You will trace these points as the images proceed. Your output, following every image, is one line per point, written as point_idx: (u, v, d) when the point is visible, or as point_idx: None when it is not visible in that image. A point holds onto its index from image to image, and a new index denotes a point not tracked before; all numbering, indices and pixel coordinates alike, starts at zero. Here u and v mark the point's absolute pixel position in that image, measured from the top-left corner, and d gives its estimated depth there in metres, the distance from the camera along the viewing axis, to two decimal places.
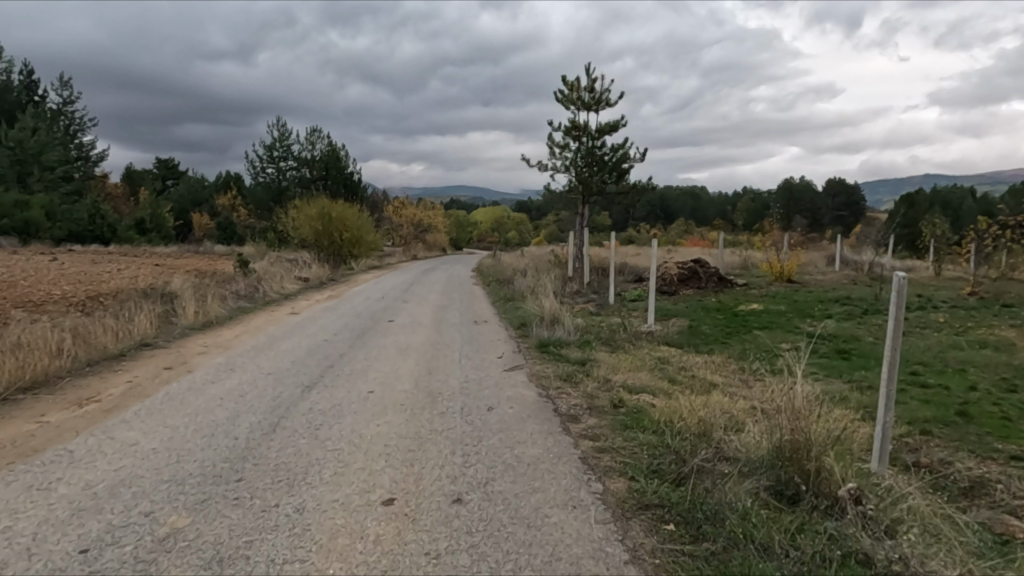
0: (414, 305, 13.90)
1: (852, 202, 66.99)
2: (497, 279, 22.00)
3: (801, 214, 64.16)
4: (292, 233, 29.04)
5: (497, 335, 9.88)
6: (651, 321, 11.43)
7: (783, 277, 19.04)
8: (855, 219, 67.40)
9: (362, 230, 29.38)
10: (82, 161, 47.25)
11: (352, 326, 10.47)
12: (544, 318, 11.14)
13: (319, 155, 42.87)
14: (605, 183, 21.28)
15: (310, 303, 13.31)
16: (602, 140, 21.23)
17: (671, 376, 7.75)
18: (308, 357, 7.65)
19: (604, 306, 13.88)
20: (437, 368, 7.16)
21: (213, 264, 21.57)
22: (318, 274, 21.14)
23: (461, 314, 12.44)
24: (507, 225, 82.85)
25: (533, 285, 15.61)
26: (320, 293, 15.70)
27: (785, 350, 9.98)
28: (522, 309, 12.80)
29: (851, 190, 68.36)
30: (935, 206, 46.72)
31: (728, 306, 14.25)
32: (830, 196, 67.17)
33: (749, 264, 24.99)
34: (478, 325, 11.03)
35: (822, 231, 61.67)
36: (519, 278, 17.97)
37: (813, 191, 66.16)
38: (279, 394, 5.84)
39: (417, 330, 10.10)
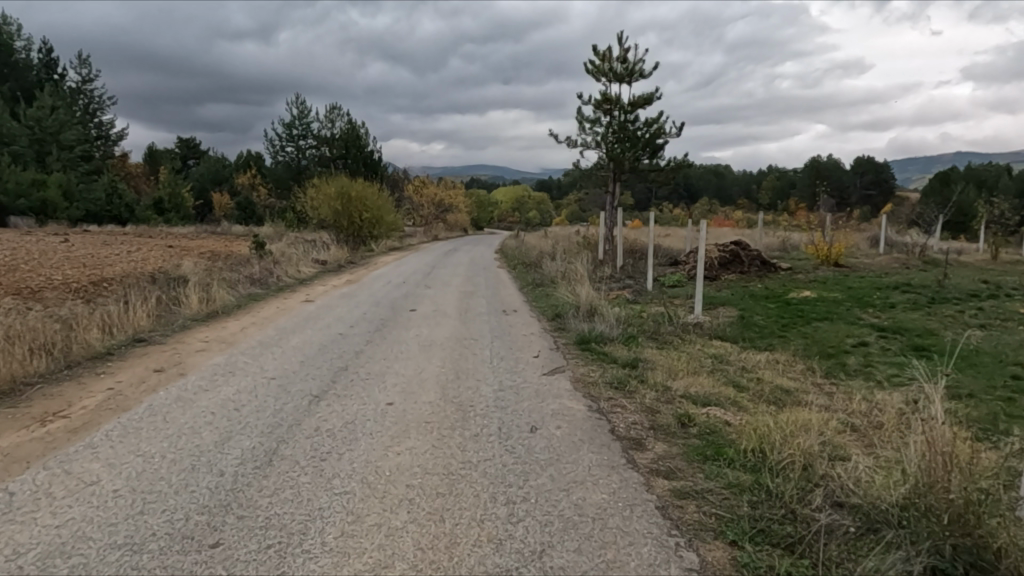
0: (437, 291, 12.97)
1: (883, 181, 64.96)
2: (523, 261, 21.02)
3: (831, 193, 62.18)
4: (310, 214, 28.28)
5: (531, 328, 8.91)
6: (698, 312, 10.35)
7: (830, 261, 17.78)
8: (885, 198, 65.37)
9: (382, 210, 28.49)
10: (102, 141, 46.93)
11: (370, 316, 9.56)
12: (580, 308, 10.14)
13: (339, 133, 42.04)
14: (638, 159, 20.09)
15: (325, 289, 12.45)
16: (635, 114, 19.98)
17: (735, 382, 6.71)
18: (320, 356, 6.74)
19: (642, 293, 12.82)
20: (466, 372, 6.22)
21: (229, 246, 20.84)
22: (338, 256, 20.32)
23: (488, 302, 11.49)
24: (528, 205, 81.71)
25: (563, 269, 14.58)
26: (338, 278, 14.85)
27: (854, 347, 8.86)
28: (554, 296, 11.80)
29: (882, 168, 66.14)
30: (971, 184, 44.96)
31: (777, 293, 13.09)
32: (860, 174, 65.05)
33: (789, 246, 23.65)
34: (509, 315, 10.07)
35: (850, 210, 59.88)
36: (547, 262, 16.94)
37: (842, 170, 64.16)
38: (280, 407, 4.92)
39: (442, 322, 9.17)
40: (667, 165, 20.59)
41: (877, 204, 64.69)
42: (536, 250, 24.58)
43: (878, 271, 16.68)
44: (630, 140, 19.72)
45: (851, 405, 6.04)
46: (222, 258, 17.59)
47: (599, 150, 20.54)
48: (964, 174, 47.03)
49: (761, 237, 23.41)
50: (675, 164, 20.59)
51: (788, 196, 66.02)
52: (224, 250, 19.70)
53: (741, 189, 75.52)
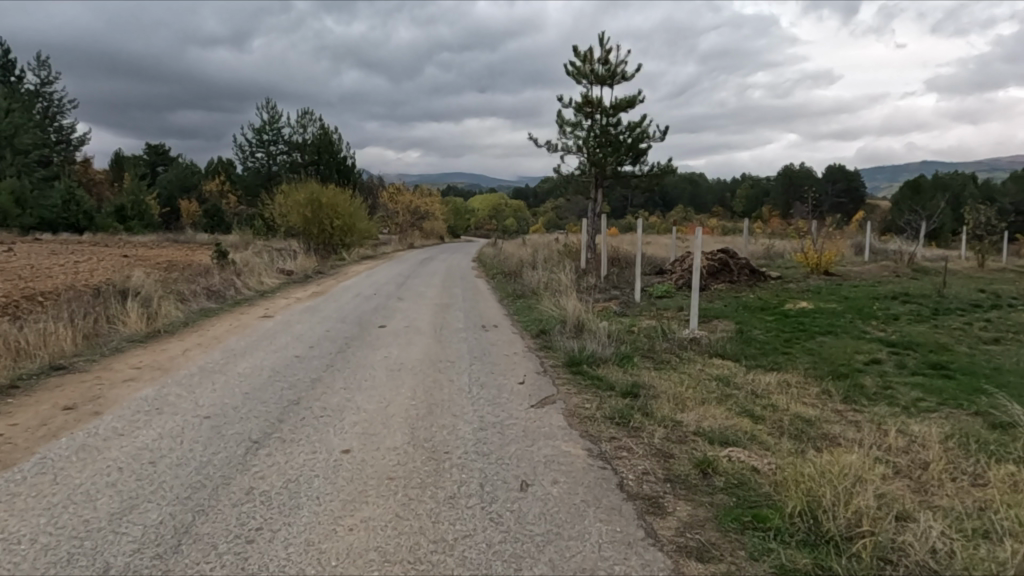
0: (411, 304, 12.03)
1: (854, 189, 65.63)
2: (501, 271, 20.15)
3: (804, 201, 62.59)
4: (279, 221, 27.09)
5: (515, 347, 8.05)
6: (694, 326, 9.56)
7: (820, 269, 17.18)
8: (856, 205, 66.05)
9: (354, 217, 27.45)
10: (62, 146, 45.05)
11: (335, 334, 8.58)
12: (567, 323, 9.28)
13: (311, 139, 40.91)
14: (621, 165, 19.38)
15: (288, 303, 11.41)
16: (617, 117, 19.26)
17: (749, 410, 5.89)
18: (270, 386, 5.77)
19: (631, 305, 12.02)
20: (441, 405, 5.30)
21: (189, 255, 19.60)
22: (307, 266, 19.27)
23: (466, 316, 10.59)
24: (505, 212, 80.99)
25: (546, 279, 13.74)
26: (304, 289, 13.80)
27: (866, 365, 8.13)
28: (538, 309, 10.93)
29: (853, 177, 66.82)
30: (940, 192, 45.46)
31: (772, 304, 12.39)
32: (832, 183, 65.57)
33: (774, 254, 23.12)
34: (488, 332, 9.16)
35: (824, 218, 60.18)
36: (528, 271, 16.09)
37: (814, 178, 64.64)
38: (207, 459, 3.95)
39: (415, 341, 8.24)
40: (651, 171, 19.92)
41: (848, 211, 65.37)
42: (515, 258, 23.74)
43: (870, 280, 16.11)
44: (613, 145, 18.99)
45: (886, 440, 5.25)
46: (181, 268, 16.48)
47: (580, 155, 19.79)
48: (934, 181, 47.51)
49: (746, 245, 22.84)
50: (658, 170, 19.93)
51: (762, 204, 66.33)
52: (185, 259, 18.54)
53: (715, 197, 75.76)
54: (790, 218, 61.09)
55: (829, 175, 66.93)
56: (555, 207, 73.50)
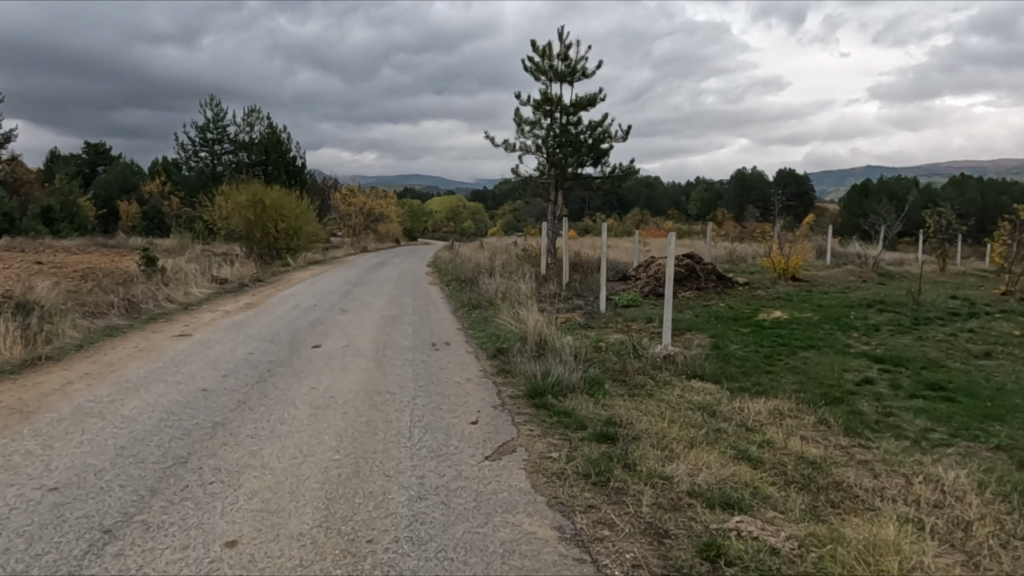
0: (355, 318, 10.86)
1: (804, 194, 66.77)
2: (456, 276, 19.08)
3: (756, 205, 63.32)
4: (219, 224, 25.41)
5: (469, 370, 7.00)
6: (667, 341, 8.68)
7: (787, 274, 16.61)
8: (805, 208, 67.33)
9: (300, 220, 25.98)
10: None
11: (259, 356, 7.38)
12: (527, 341, 8.28)
13: (257, 137, 39.07)
14: (582, 166, 18.50)
15: (213, 318, 10.12)
16: (578, 116, 18.38)
17: (744, 452, 4.95)
18: (156, 436, 4.57)
19: (596, 317, 11.11)
20: (372, 461, 4.20)
21: (115, 261, 17.93)
22: (246, 273, 17.90)
23: (415, 332, 9.49)
24: (462, 215, 79.91)
25: (504, 288, 12.72)
26: (237, 300, 12.46)
27: (859, 386, 7.32)
28: (495, 323, 9.90)
29: (804, 181, 67.87)
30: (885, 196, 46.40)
31: (743, 314, 11.64)
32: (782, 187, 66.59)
33: (737, 258, 22.60)
34: (438, 351, 8.08)
35: (777, 222, 60.82)
36: (485, 278, 15.04)
37: (766, 182, 65.42)
38: (25, 568, 2.81)
39: (353, 365, 7.09)
40: (613, 173, 19.09)
41: (797, 214, 66.61)
42: (471, 263, 22.68)
43: (839, 285, 15.59)
44: (573, 145, 18.09)
45: (913, 493, 4.36)
46: (100, 276, 14.96)
47: (539, 155, 18.85)
48: (881, 184, 48.42)
49: (708, 248, 22.25)
50: (621, 172, 19.11)
51: (715, 207, 66.93)
52: (109, 266, 16.97)
53: (670, 200, 76.19)
54: (744, 221, 61.59)
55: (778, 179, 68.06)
56: (512, 209, 72.79)
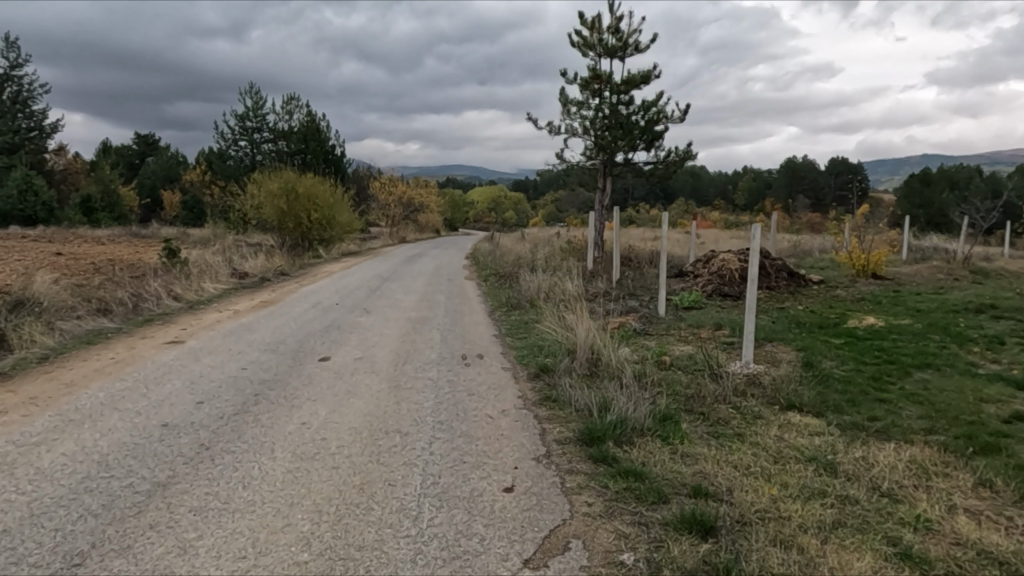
0: (378, 320, 9.57)
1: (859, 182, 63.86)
2: (494, 270, 17.70)
3: (805, 194, 60.58)
4: (252, 214, 24.62)
5: (505, 398, 5.57)
6: (748, 357, 7.09)
7: (867, 272, 14.79)
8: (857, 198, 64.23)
9: (334, 209, 24.96)
10: (34, 134, 42.72)
11: (252, 373, 6.10)
12: (575, 356, 6.83)
13: (296, 125, 38.41)
14: (633, 150, 16.84)
15: (216, 320, 8.96)
16: (629, 95, 16.71)
17: (901, 545, 3.39)
18: (63, 508, 3.27)
19: (655, 324, 9.60)
20: (352, 568, 2.81)
21: (138, 252, 17.14)
22: (273, 265, 16.92)
23: (443, 340, 8.11)
24: (503, 205, 78.57)
25: (548, 286, 11.28)
26: (252, 297, 11.34)
27: (1009, 424, 5.64)
28: (538, 328, 8.47)
29: (858, 169, 64.64)
30: (946, 185, 43.40)
31: (829, 320, 9.95)
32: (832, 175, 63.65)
33: (803, 252, 20.68)
34: (468, 368, 6.67)
35: (831, 212, 57.79)
36: (527, 274, 13.62)
37: (818, 170, 62.39)
38: None
39: (363, 388, 5.75)
40: (667, 157, 17.35)
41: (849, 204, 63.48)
42: (512, 256, 21.27)
43: (930, 284, 13.68)
44: (624, 126, 16.44)
45: None
46: (117, 269, 14.10)
47: (586, 137, 17.29)
48: (942, 172, 45.45)
49: (771, 241, 20.35)
50: (676, 156, 17.36)
51: (763, 197, 64.10)
52: (132, 257, 16.17)
53: (716, 189, 73.44)
54: (795, 211, 58.78)
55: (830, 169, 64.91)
56: (554, 200, 71.20)
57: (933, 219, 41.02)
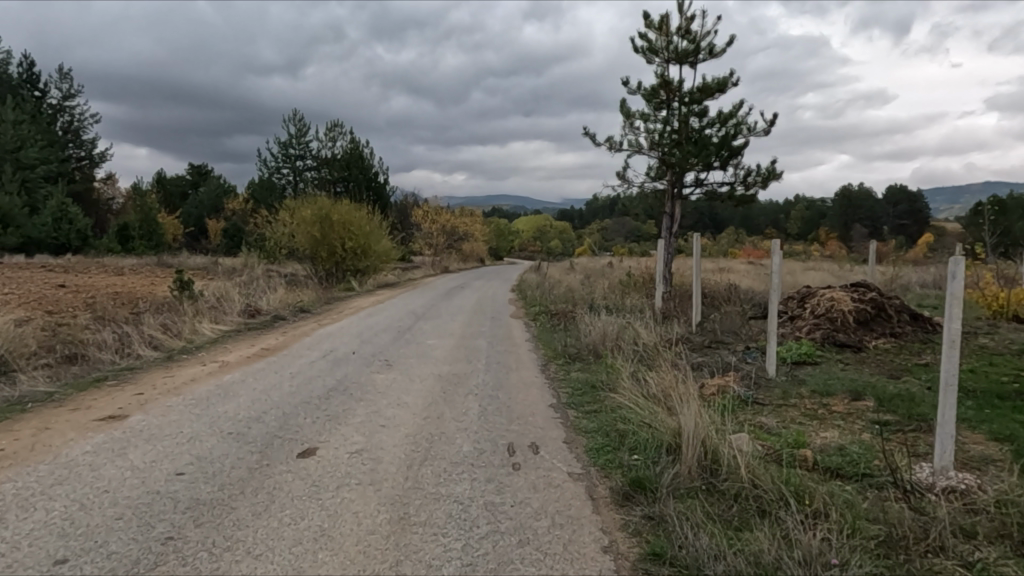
0: (399, 379, 7.37)
1: (920, 212, 60.33)
2: (546, 306, 15.46)
3: (863, 224, 57.32)
4: (284, 243, 23.10)
5: (585, 556, 3.27)
6: (948, 460, 4.61)
7: (1006, 315, 12.04)
8: (919, 228, 60.39)
9: (370, 237, 23.17)
10: (84, 163, 42.94)
11: (184, 487, 3.95)
12: (681, 459, 4.50)
13: (339, 153, 37.33)
14: (708, 169, 14.50)
15: (187, 381, 6.90)
16: (702, 105, 14.42)
17: None
18: None
19: (768, 395, 7.16)
20: None
21: (150, 284, 15.55)
22: (298, 299, 15.11)
23: (482, 416, 5.84)
24: (548, 234, 76.56)
25: (617, 333, 8.98)
26: (252, 343, 9.36)
27: None
28: (615, 400, 6.17)
29: (919, 197, 61.06)
30: None
31: (1007, 384, 7.35)
32: (891, 204, 60.28)
33: (902, 288, 17.85)
34: (519, 474, 4.37)
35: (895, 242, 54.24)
36: (586, 315, 11.36)
37: (876, 199, 59.05)
38: None
39: (347, 523, 3.53)
40: (747, 176, 14.89)
41: (912, 234, 59.41)
42: (564, 290, 18.99)
43: None
44: (698, 141, 14.16)
45: None
46: (118, 306, 12.42)
47: (653, 155, 15.08)
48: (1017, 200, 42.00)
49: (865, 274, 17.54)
50: (758, 175, 14.89)
51: (818, 226, 60.55)
52: (142, 291, 14.59)
53: (768, 219, 69.96)
54: (854, 242, 55.45)
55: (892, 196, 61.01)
56: (600, 229, 69.10)
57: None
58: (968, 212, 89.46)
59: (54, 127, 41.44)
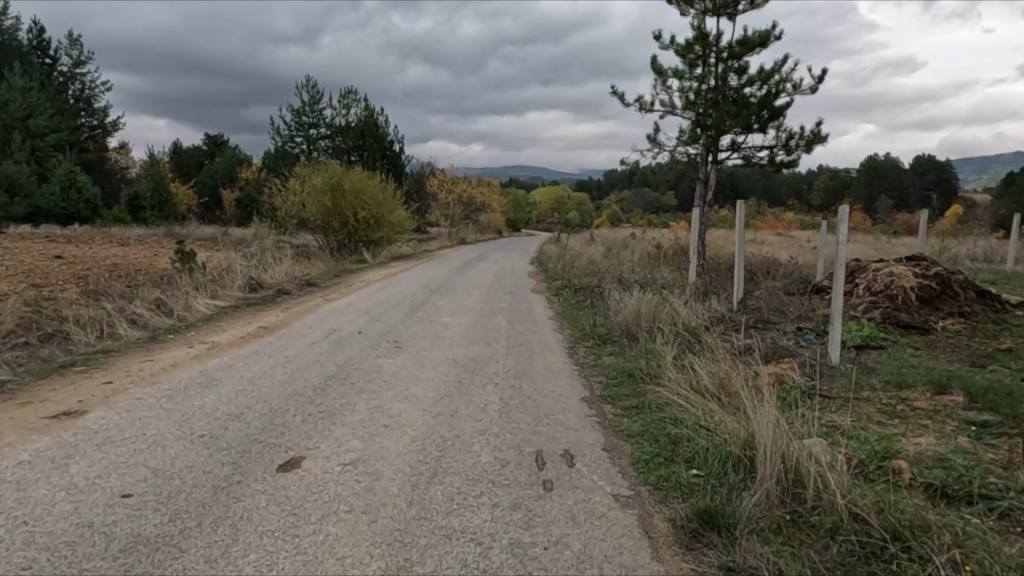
0: (408, 364, 6.48)
1: (946, 181, 58.42)
2: (569, 280, 14.49)
3: (887, 195, 55.58)
4: (294, 212, 22.27)
5: None
6: None
7: None
8: (947, 199, 58.44)
9: (384, 207, 22.23)
10: (96, 131, 42.31)
11: (127, 517, 3.09)
12: (756, 480, 3.59)
13: (353, 120, 36.28)
14: (748, 131, 13.33)
15: (169, 365, 6.08)
16: (742, 61, 13.17)
17: None
18: None
19: (834, 387, 6.18)
20: None
21: (152, 255, 14.83)
22: (306, 272, 14.29)
23: (503, 413, 4.95)
24: (566, 204, 75.11)
25: (653, 312, 8.04)
26: (250, 321, 8.53)
27: None
28: (660, 394, 5.26)
29: (947, 167, 59.00)
30: None
31: None
32: (917, 174, 58.35)
33: (949, 262, 16.63)
34: (552, 498, 3.47)
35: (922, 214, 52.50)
36: (615, 290, 10.39)
37: (902, 169, 57.11)
38: None
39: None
40: (789, 140, 13.67)
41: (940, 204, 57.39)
42: (587, 263, 17.98)
43: None
44: (737, 101, 12.97)
45: None
46: (113, 279, 11.66)
47: (687, 117, 13.93)
48: None
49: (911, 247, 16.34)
50: (801, 138, 13.66)
51: (842, 195, 58.68)
52: (143, 262, 13.85)
53: (790, 189, 68.01)
54: (880, 214, 53.77)
55: (921, 165, 58.84)
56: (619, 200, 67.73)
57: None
58: (999, 181, 86.47)
59: (65, 95, 40.74)
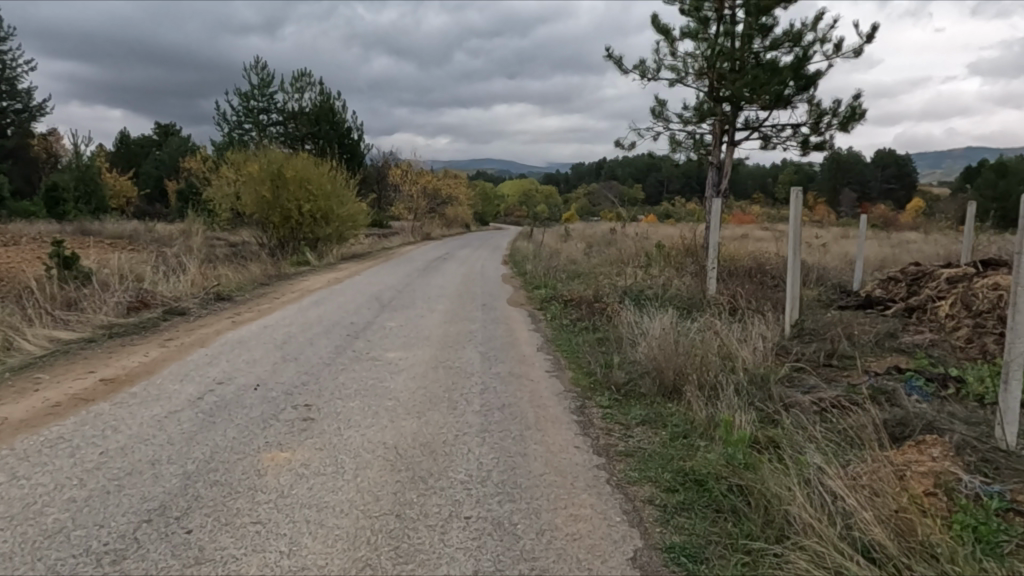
0: (315, 467, 3.75)
1: (909, 174, 57.83)
2: (553, 287, 11.80)
3: (853, 187, 54.53)
4: (228, 205, 19.15)
5: None
6: None
7: None
8: (909, 191, 57.81)
9: (334, 198, 19.24)
10: (18, 116, 38.10)
11: None
12: None
13: (306, 105, 32.98)
14: (776, 105, 10.83)
15: None
16: (770, 16, 10.61)
17: None
18: None
19: None
20: None
21: (31, 258, 11.78)
22: (225, 280, 11.37)
23: None
24: (534, 198, 72.40)
25: (700, 352, 5.40)
26: (94, 368, 5.65)
27: None
28: (791, 563, 2.72)
29: (908, 160, 58.41)
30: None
31: None
32: (879, 167, 57.63)
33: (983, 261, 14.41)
34: None
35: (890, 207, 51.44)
36: (623, 309, 7.75)
37: (867, 163, 56.18)
38: None
39: None
40: (821, 117, 11.26)
41: (899, 198, 56.58)
42: (569, 264, 15.37)
43: None
44: (765, 66, 10.43)
45: None
46: None
47: (697, 87, 11.42)
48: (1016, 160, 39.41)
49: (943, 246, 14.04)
50: (835, 115, 11.26)
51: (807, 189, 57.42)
52: (11, 268, 10.81)
53: (757, 182, 66.65)
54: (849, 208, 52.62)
55: (887, 158, 57.95)
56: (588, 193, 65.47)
57: (1010, 214, 34.97)
58: (951, 176, 87.46)
59: None
